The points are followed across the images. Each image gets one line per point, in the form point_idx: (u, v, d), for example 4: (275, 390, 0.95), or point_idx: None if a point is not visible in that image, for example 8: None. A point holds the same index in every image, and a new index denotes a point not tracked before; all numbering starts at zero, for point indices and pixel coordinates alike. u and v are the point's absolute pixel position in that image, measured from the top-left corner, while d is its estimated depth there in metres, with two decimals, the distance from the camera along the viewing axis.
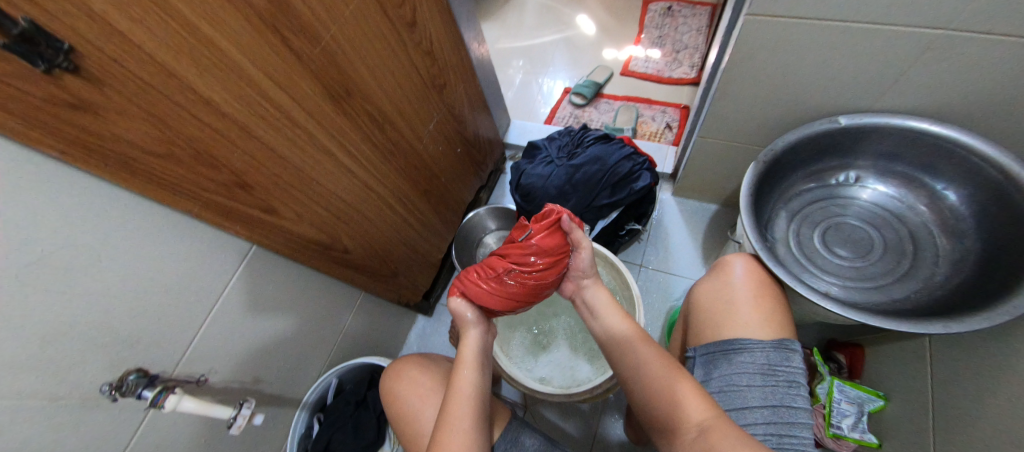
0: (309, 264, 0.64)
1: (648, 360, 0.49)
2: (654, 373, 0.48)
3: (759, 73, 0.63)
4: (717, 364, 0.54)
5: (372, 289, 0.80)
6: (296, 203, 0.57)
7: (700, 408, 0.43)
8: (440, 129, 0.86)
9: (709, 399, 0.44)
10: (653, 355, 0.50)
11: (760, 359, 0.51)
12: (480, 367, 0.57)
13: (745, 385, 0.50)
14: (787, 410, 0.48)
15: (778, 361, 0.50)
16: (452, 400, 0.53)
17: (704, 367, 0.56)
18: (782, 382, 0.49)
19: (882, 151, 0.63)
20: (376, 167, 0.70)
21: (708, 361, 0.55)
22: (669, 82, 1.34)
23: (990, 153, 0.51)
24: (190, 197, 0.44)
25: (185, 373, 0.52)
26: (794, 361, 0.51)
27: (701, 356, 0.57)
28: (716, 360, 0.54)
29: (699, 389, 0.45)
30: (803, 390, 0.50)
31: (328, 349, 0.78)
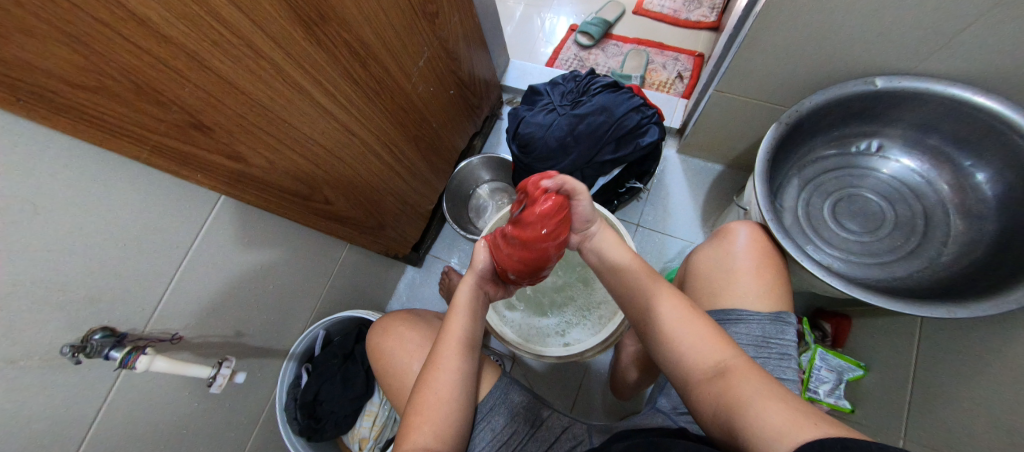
0: (286, 216, 0.58)
1: (663, 302, 0.47)
2: (668, 315, 0.46)
3: (798, 22, 0.55)
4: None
5: (360, 242, 0.76)
6: (267, 148, 0.50)
7: (716, 351, 0.41)
8: (431, 66, 0.76)
9: (726, 342, 0.42)
10: (666, 297, 0.48)
11: (755, 331, 0.50)
12: (472, 313, 0.55)
13: None
14: (775, 382, 0.48)
15: (773, 334, 0.50)
16: (442, 344, 0.52)
17: None
18: (774, 354, 0.49)
19: (913, 120, 0.58)
20: (359, 108, 0.62)
21: None
22: (685, 25, 1.21)
23: None
24: (135, 137, 0.37)
25: (156, 331, 0.49)
26: (789, 334, 0.50)
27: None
28: None
29: (717, 333, 0.43)
30: (793, 362, 0.50)
31: (314, 301, 0.76)
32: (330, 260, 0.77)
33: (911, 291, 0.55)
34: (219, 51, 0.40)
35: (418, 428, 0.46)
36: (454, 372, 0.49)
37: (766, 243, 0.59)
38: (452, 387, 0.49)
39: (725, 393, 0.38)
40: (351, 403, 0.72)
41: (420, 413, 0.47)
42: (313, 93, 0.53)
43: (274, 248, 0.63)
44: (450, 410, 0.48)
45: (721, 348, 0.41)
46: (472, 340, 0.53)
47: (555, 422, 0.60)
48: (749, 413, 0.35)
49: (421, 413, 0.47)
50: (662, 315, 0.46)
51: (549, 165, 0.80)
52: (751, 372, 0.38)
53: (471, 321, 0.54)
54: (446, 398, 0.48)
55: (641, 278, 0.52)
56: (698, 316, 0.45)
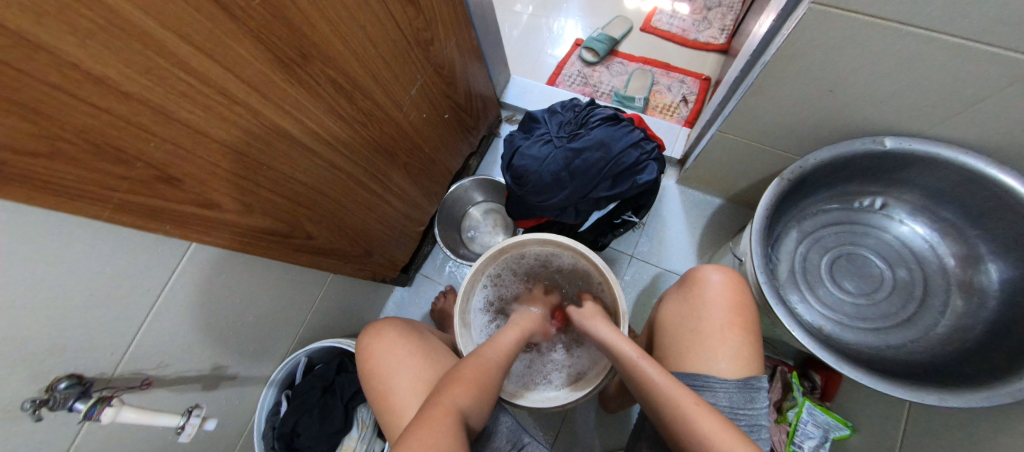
0: (267, 256, 0.57)
1: (679, 399, 0.45)
2: (683, 415, 0.44)
3: (809, 73, 0.53)
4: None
5: (345, 271, 0.75)
6: (243, 192, 0.48)
7: (740, 448, 0.40)
8: (425, 93, 0.74)
9: (742, 438, 0.42)
10: (683, 396, 0.45)
11: (722, 401, 0.49)
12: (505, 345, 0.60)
13: None
14: None
15: (740, 404, 0.48)
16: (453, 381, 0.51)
17: None
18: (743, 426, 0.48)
19: (922, 183, 0.55)
20: (345, 143, 0.60)
21: None
22: (693, 46, 1.17)
23: None
24: (97, 195, 0.35)
25: (128, 373, 0.48)
26: (758, 401, 0.49)
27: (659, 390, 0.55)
28: None
29: (731, 426, 0.43)
30: (764, 431, 0.49)
31: (297, 326, 0.76)
32: (315, 285, 0.76)
33: (903, 363, 0.53)
34: (187, 102, 0.38)
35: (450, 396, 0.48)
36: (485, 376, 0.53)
37: (737, 291, 0.56)
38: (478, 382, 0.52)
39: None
40: (327, 440, 0.68)
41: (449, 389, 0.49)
42: (293, 133, 0.51)
43: (257, 277, 0.63)
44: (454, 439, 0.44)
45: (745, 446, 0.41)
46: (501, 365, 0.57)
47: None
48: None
49: (435, 415, 0.45)
50: (679, 415, 0.44)
51: (542, 198, 0.78)
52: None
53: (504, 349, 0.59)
54: (473, 385, 0.51)
55: (655, 374, 0.48)
56: (712, 412, 0.44)
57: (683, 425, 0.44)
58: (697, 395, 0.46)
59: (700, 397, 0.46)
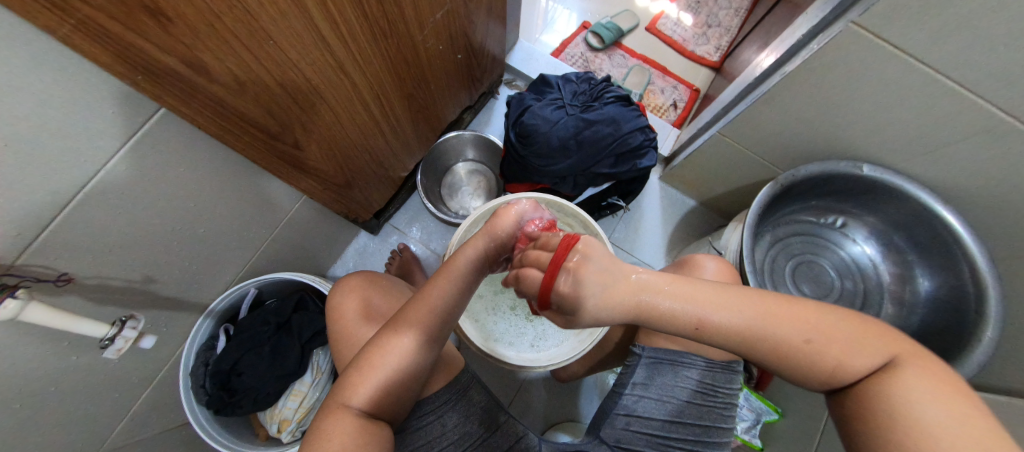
0: (241, 152, 0.48)
1: (789, 340, 0.34)
2: (795, 355, 0.34)
3: (820, 91, 0.58)
4: (663, 374, 0.53)
5: (320, 199, 0.66)
6: (237, 63, 0.38)
7: (861, 360, 0.34)
8: (448, 22, 0.66)
9: (866, 341, 0.34)
10: (788, 328, 0.35)
11: (706, 378, 0.52)
12: (465, 283, 0.45)
13: (685, 401, 0.52)
14: (715, 430, 0.51)
15: (721, 383, 0.52)
16: (392, 326, 0.44)
17: (648, 370, 0.54)
18: (719, 403, 0.52)
19: (882, 212, 0.66)
20: (362, 48, 0.52)
21: (653, 367, 0.54)
22: (690, 57, 1.24)
23: (971, 247, 0.55)
24: (47, 2, 0.25)
25: (37, 269, 0.37)
26: (734, 381, 0.54)
27: (648, 356, 0.54)
28: (662, 368, 0.53)
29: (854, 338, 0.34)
30: (732, 409, 0.54)
31: (249, 253, 0.64)
32: (279, 209, 0.65)
33: None
34: None
35: (357, 385, 0.42)
36: (408, 344, 0.43)
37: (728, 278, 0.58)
38: (396, 364, 0.43)
39: (879, 403, 0.33)
40: (275, 381, 0.62)
41: (363, 372, 0.42)
42: (311, 11, 0.41)
43: (218, 182, 0.51)
44: (377, 406, 0.42)
45: (870, 354, 0.34)
46: (426, 335, 0.44)
47: (510, 428, 0.56)
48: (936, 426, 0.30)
49: (359, 376, 0.42)
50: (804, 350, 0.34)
51: (546, 163, 0.76)
52: (909, 358, 0.34)
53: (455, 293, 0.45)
54: (400, 366, 0.43)
55: (740, 321, 0.35)
56: (827, 328, 0.34)
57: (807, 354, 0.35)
58: (801, 312, 0.35)
59: (805, 310, 0.35)
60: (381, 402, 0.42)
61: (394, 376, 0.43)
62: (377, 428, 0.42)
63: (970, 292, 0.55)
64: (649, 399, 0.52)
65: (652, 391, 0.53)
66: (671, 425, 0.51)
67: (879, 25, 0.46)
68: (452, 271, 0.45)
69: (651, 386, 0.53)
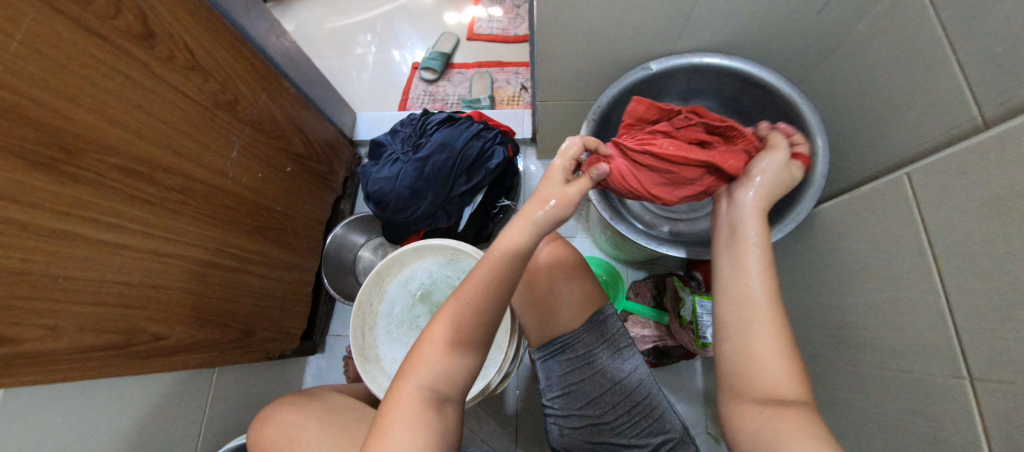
0: (109, 374, 0.51)
1: (761, 348, 0.39)
2: (751, 354, 0.39)
3: (570, 31, 0.63)
4: (552, 370, 0.55)
5: (226, 360, 0.68)
6: (43, 315, 0.43)
7: (790, 386, 0.37)
8: (251, 152, 0.71)
9: (794, 379, 0.37)
10: (773, 327, 0.39)
11: (584, 350, 0.54)
12: (478, 298, 0.40)
13: (581, 382, 0.54)
14: (623, 384, 0.53)
15: (597, 344, 0.54)
16: (410, 365, 0.39)
17: (544, 373, 0.56)
18: (606, 360, 0.54)
19: (691, 91, 0.75)
20: (172, 226, 0.57)
21: (544, 367, 0.57)
22: (516, 40, 1.30)
23: (772, 81, 0.64)
24: None
25: None
26: (608, 331, 0.56)
27: (538, 358, 0.57)
28: (549, 366, 0.56)
29: (812, 413, 0.36)
30: (625, 352, 0.55)
31: (191, 444, 0.66)
32: (199, 391, 0.68)
33: None
34: None
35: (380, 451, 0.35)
36: (442, 338, 0.39)
37: (563, 248, 0.58)
38: (454, 340, 0.40)
39: (766, 418, 0.36)
40: None
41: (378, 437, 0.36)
42: (90, 233, 0.46)
43: (113, 410, 0.54)
44: None
45: (790, 386, 0.37)
46: (455, 371, 0.40)
47: None
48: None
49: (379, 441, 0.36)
50: (770, 364, 0.38)
51: (411, 212, 0.79)
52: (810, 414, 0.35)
53: (477, 303, 0.40)
54: (419, 414, 0.37)
55: (762, 297, 0.41)
56: (782, 350, 0.38)
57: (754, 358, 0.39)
58: (778, 333, 0.39)
59: (783, 336, 0.39)
60: (450, 378, 0.39)
61: (421, 426, 0.36)
62: (444, 411, 0.39)
63: (790, 117, 0.64)
64: (558, 400, 0.55)
65: (555, 391, 0.55)
66: (586, 410, 0.53)
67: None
68: (468, 285, 0.41)
69: (552, 387, 0.56)
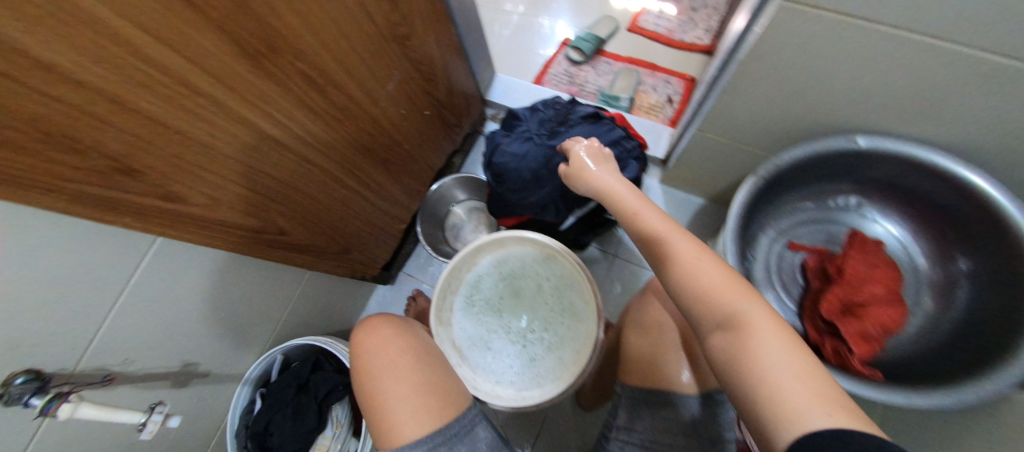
0: (239, 251, 0.57)
1: (739, 309, 0.38)
2: (714, 313, 0.39)
3: (784, 67, 0.54)
4: (640, 415, 0.54)
5: (320, 267, 0.74)
6: (208, 185, 0.47)
7: (768, 343, 0.35)
8: (404, 89, 0.72)
9: (765, 329, 0.36)
10: (721, 289, 0.40)
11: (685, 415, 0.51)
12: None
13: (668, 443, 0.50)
14: None
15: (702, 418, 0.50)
16: None
17: (629, 412, 0.55)
18: (704, 439, 0.49)
19: (895, 190, 0.67)
20: (326, 140, 0.60)
21: (632, 408, 0.55)
22: (679, 46, 1.18)
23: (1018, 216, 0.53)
24: (41, 188, 0.33)
25: (89, 369, 0.47)
26: (722, 415, 0.51)
27: (628, 397, 0.56)
28: (640, 409, 0.54)
29: (796, 360, 0.34)
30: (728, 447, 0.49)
31: (272, 324, 0.74)
32: (292, 283, 0.74)
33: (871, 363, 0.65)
34: (148, 93, 0.37)
35: None
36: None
37: None
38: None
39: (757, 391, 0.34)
40: (302, 438, 0.70)
41: None
42: (263, 125, 0.50)
43: (228, 276, 0.61)
44: None
45: (767, 344, 0.35)
46: None
47: None
48: (800, 433, 0.30)
49: None
50: (748, 329, 0.37)
51: (522, 196, 0.77)
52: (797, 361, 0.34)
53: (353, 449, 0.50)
54: None
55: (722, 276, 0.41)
56: (747, 302, 0.39)
57: (728, 327, 0.38)
58: (735, 292, 0.40)
59: (736, 292, 0.40)
60: None
61: None
62: None
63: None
64: (632, 445, 0.51)
65: (634, 435, 0.52)
66: None
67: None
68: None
69: (632, 430, 0.53)
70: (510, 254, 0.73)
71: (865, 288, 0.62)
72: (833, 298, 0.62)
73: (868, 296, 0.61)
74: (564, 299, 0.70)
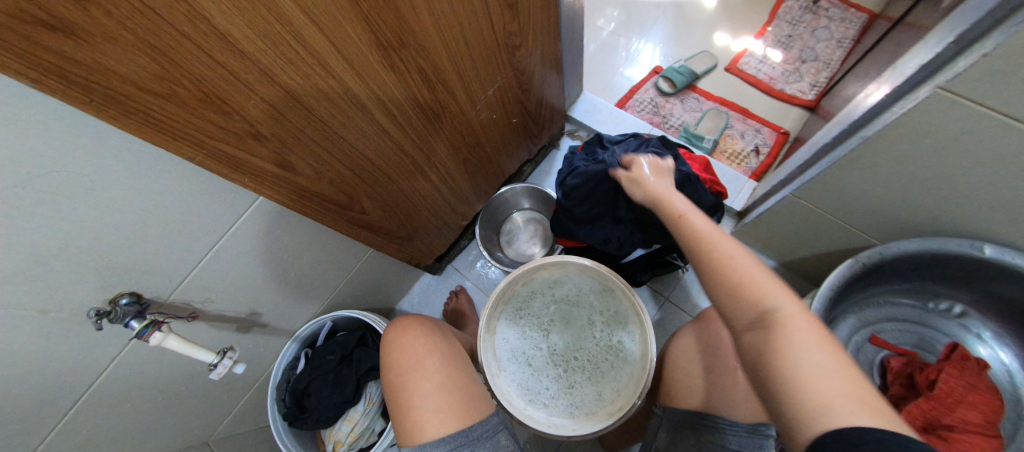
0: (323, 222, 0.59)
1: (771, 317, 0.38)
2: (767, 322, 0.37)
3: (909, 156, 0.50)
4: (683, 437, 0.56)
5: (385, 250, 0.76)
6: (315, 160, 0.50)
7: (817, 353, 0.34)
8: (500, 96, 0.73)
9: (816, 344, 0.35)
10: (777, 301, 0.38)
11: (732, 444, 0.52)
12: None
13: None
14: None
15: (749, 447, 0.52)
16: None
17: (671, 433, 0.58)
18: None
19: (1009, 309, 0.62)
20: (422, 132, 0.62)
21: (676, 428, 0.58)
22: (778, 96, 1.11)
23: None
24: (187, 141, 0.37)
25: (178, 302, 0.52)
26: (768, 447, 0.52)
27: (672, 419, 0.59)
28: (683, 431, 0.57)
29: (842, 371, 0.34)
30: None
31: (330, 291, 0.78)
32: (356, 258, 0.78)
33: None
34: (290, 69, 0.39)
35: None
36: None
37: None
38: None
39: (797, 399, 0.33)
40: (336, 406, 0.73)
41: None
42: (375, 111, 0.52)
43: (306, 242, 0.65)
44: None
45: (817, 356, 0.34)
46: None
47: None
48: (835, 432, 0.30)
49: None
50: (787, 324, 0.36)
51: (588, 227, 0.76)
52: (848, 379, 0.33)
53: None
54: None
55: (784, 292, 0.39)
56: (800, 317, 0.37)
57: (762, 327, 0.38)
58: (791, 308, 0.38)
59: (791, 306, 0.38)
60: None
61: None
62: None
63: None
64: None
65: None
66: None
67: (968, 87, 0.40)
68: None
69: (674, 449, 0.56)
70: (567, 277, 0.72)
71: (963, 412, 0.55)
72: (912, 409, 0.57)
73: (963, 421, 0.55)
74: (610, 331, 0.69)
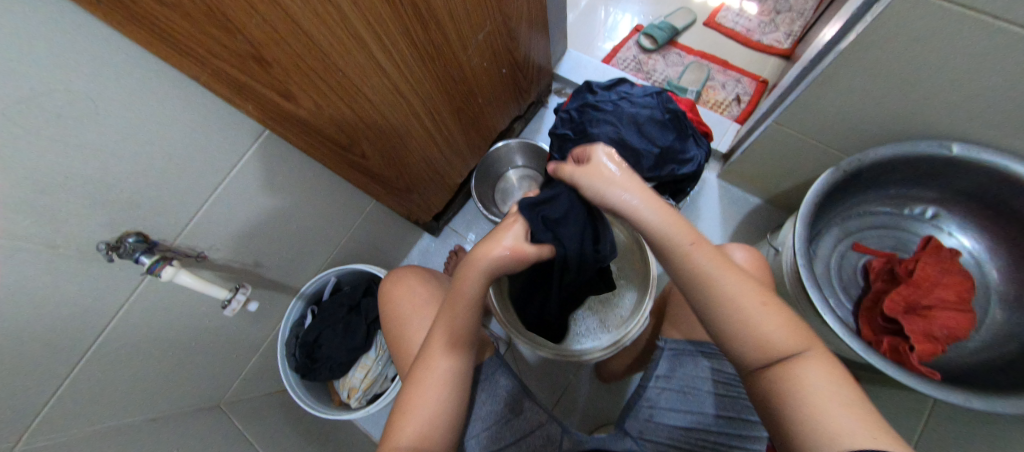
0: (321, 160, 0.60)
1: (796, 370, 0.37)
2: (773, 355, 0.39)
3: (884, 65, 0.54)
4: (683, 364, 0.60)
5: (382, 199, 0.77)
6: (316, 93, 0.49)
7: (819, 378, 0.36)
8: (490, 41, 0.73)
9: (817, 375, 0.37)
10: (781, 333, 0.39)
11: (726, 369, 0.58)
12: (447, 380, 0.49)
13: (704, 391, 0.57)
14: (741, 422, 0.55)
15: None
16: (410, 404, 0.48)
17: (671, 361, 0.61)
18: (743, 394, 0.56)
19: (974, 203, 0.70)
20: (416, 72, 0.62)
21: (675, 356, 0.61)
22: (755, 47, 1.15)
23: None
24: (189, 55, 0.36)
25: (185, 245, 0.52)
26: None
27: (670, 348, 0.61)
28: (683, 358, 0.61)
29: (836, 388, 0.36)
30: None
31: (331, 248, 0.79)
32: (356, 213, 0.78)
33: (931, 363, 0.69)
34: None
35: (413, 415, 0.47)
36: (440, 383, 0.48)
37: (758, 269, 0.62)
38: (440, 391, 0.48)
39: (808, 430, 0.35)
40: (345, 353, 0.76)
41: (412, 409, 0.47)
42: (373, 45, 0.51)
43: (307, 191, 0.65)
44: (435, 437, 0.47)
45: (818, 385, 0.36)
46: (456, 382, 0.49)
47: (533, 413, 0.60)
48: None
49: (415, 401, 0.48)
50: (797, 369, 0.37)
51: None
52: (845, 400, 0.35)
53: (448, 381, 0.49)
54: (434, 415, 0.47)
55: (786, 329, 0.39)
56: (800, 343, 0.39)
57: (777, 366, 0.38)
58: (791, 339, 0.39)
59: (788, 331, 0.39)
60: (430, 431, 0.47)
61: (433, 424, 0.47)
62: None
63: None
64: (671, 390, 0.59)
65: (672, 380, 0.60)
66: (691, 414, 0.57)
67: None
68: (429, 379, 0.49)
69: (671, 377, 0.60)
70: None
71: (940, 292, 0.64)
72: (898, 297, 0.65)
73: (942, 301, 0.63)
74: (613, 260, 0.71)
